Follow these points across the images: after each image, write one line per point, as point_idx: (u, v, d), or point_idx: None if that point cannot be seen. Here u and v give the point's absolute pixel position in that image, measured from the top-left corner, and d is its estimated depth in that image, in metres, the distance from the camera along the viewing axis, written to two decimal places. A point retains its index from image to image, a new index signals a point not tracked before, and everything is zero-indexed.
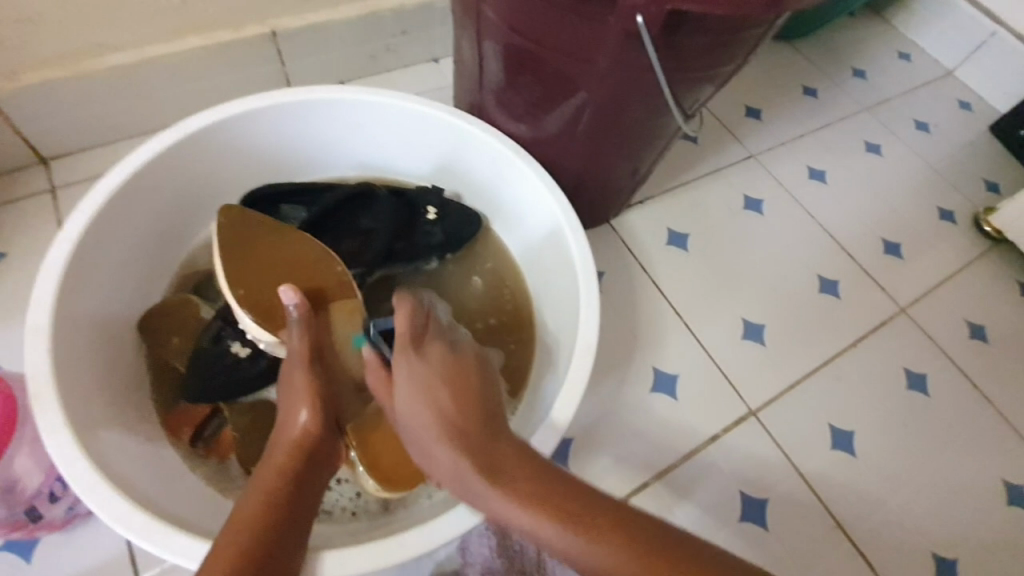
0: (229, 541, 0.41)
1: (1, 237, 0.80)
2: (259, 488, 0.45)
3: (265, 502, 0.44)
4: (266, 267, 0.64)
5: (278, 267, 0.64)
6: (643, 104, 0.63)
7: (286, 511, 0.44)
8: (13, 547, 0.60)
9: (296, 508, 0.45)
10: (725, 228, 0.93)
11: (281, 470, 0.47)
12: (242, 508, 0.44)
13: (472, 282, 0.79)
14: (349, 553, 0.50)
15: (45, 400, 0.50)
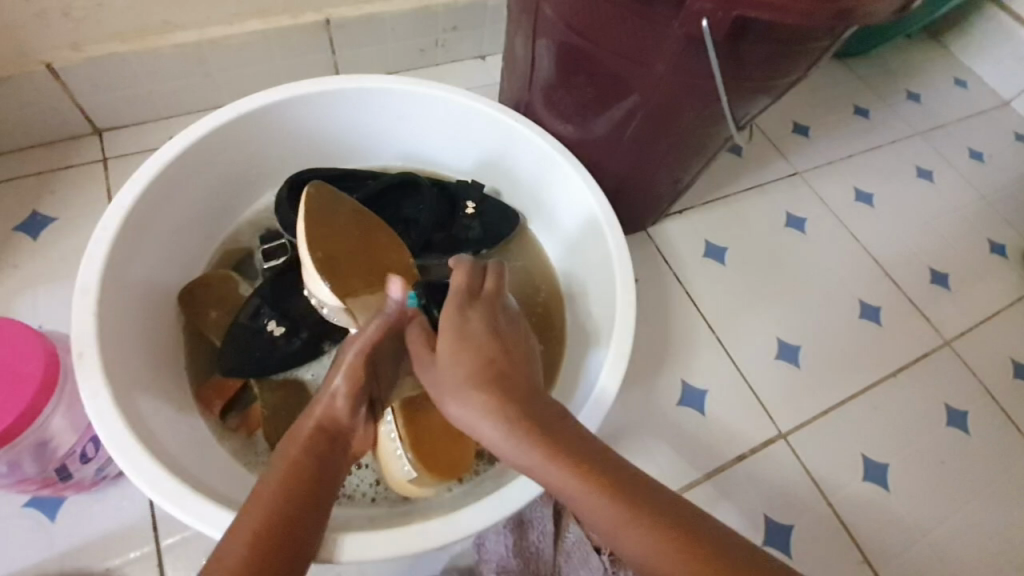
0: (229, 556, 0.37)
1: (54, 201, 0.82)
2: (270, 490, 0.41)
3: (273, 509, 0.40)
4: (348, 244, 0.63)
5: (361, 248, 0.64)
6: (696, 112, 0.62)
7: (293, 520, 0.40)
8: (41, 503, 0.61)
9: (305, 515, 0.41)
10: (765, 245, 0.91)
11: (296, 468, 0.43)
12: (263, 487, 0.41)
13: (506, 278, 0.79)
14: (370, 537, 0.50)
15: (89, 360, 0.51)
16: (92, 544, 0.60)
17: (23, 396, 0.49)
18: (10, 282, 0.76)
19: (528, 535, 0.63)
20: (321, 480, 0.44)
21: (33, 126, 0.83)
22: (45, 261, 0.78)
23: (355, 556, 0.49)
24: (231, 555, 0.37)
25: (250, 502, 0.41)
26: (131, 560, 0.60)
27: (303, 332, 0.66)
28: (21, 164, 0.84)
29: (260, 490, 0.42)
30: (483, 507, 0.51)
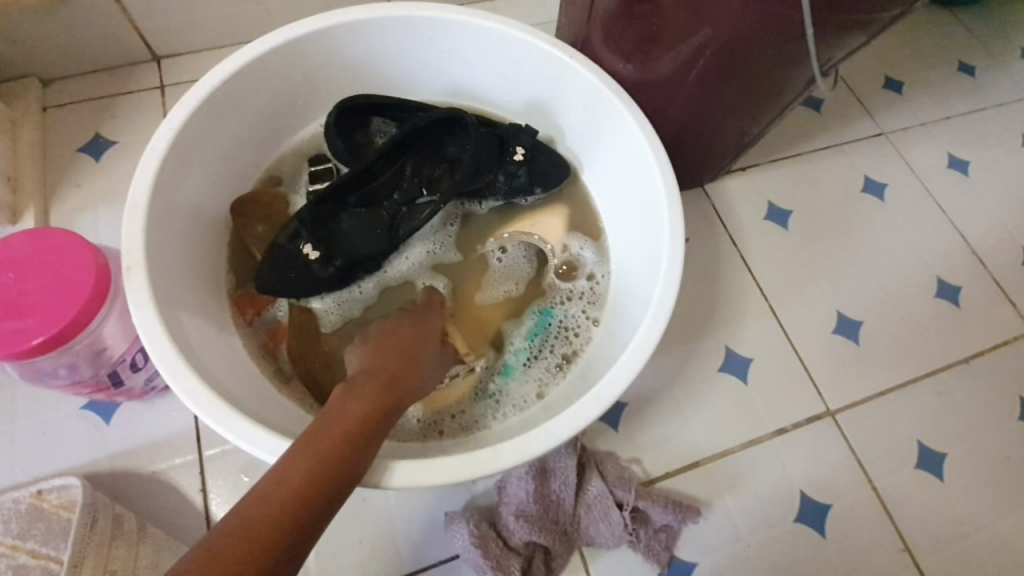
0: (286, 476, 0.40)
1: (116, 125, 0.85)
2: (334, 426, 0.44)
3: (335, 442, 0.43)
4: None
5: None
6: (774, 49, 0.56)
7: (351, 456, 0.43)
8: (98, 407, 0.66)
9: (360, 458, 0.43)
10: (834, 210, 0.84)
11: (361, 412, 0.45)
12: (320, 428, 0.44)
13: (547, 228, 0.76)
14: (383, 465, 0.50)
15: (137, 273, 0.53)
16: (142, 447, 0.65)
17: (76, 302, 0.52)
18: (76, 199, 0.80)
19: (550, 483, 0.62)
20: (380, 429, 0.46)
21: (97, 50, 0.85)
22: (106, 182, 0.81)
23: None
24: (292, 475, 0.40)
25: (315, 431, 0.43)
26: (175, 466, 0.64)
27: (337, 258, 0.67)
28: (86, 87, 0.87)
29: (324, 421, 0.44)
30: (501, 450, 0.50)
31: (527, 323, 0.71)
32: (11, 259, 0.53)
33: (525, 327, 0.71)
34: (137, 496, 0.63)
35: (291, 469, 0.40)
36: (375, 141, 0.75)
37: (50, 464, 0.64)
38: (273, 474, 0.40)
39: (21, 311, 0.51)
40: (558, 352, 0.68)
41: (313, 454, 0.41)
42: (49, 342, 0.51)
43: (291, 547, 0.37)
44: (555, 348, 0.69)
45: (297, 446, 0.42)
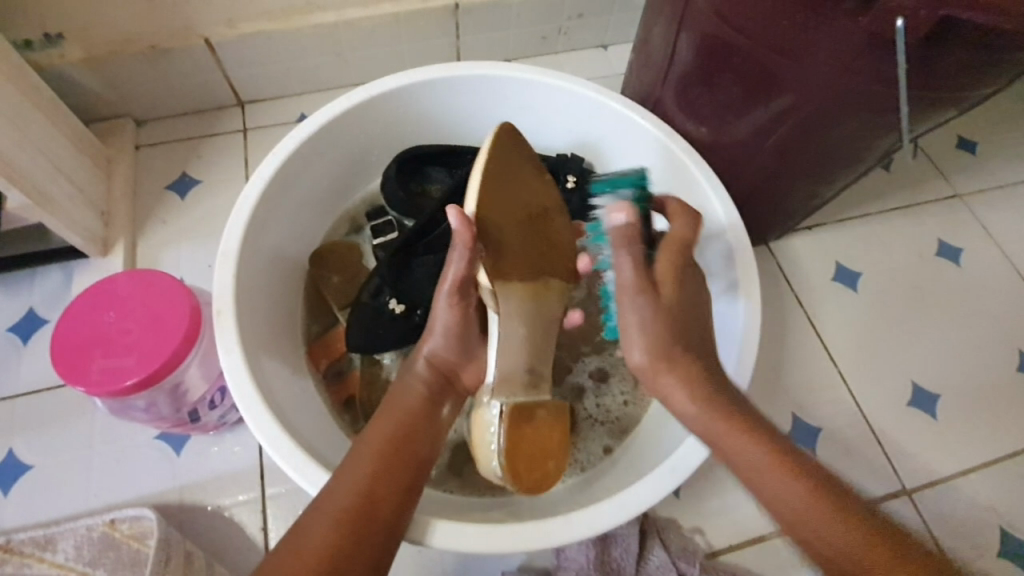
0: (323, 520, 0.46)
1: (201, 165, 0.90)
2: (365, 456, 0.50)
3: (370, 471, 0.49)
4: (537, 452, 0.57)
5: (545, 451, 0.57)
6: (856, 122, 0.56)
7: (387, 481, 0.49)
8: (170, 439, 0.68)
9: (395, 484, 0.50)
10: (907, 275, 0.81)
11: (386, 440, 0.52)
12: (358, 458, 0.50)
13: (524, 147, 0.60)
14: (468, 530, 0.50)
15: (227, 319, 0.56)
16: (208, 482, 0.67)
17: (170, 344, 0.54)
18: (163, 233, 0.85)
19: (611, 551, 0.60)
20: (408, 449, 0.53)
21: (189, 95, 0.92)
22: (191, 218, 0.86)
23: (440, 538, 0.50)
24: (333, 506, 0.47)
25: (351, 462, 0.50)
26: (239, 502, 0.66)
27: (421, 309, 0.69)
28: (175, 129, 0.93)
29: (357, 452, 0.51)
30: (578, 519, 0.50)
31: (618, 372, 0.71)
32: (113, 300, 0.56)
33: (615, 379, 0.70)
34: (200, 532, 0.65)
35: (329, 503, 0.47)
36: (431, 189, 0.77)
37: (122, 493, 0.67)
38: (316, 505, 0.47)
39: (120, 351, 0.54)
40: (628, 391, 0.69)
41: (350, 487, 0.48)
42: (141, 383, 0.53)
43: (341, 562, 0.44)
44: (626, 387, 0.70)
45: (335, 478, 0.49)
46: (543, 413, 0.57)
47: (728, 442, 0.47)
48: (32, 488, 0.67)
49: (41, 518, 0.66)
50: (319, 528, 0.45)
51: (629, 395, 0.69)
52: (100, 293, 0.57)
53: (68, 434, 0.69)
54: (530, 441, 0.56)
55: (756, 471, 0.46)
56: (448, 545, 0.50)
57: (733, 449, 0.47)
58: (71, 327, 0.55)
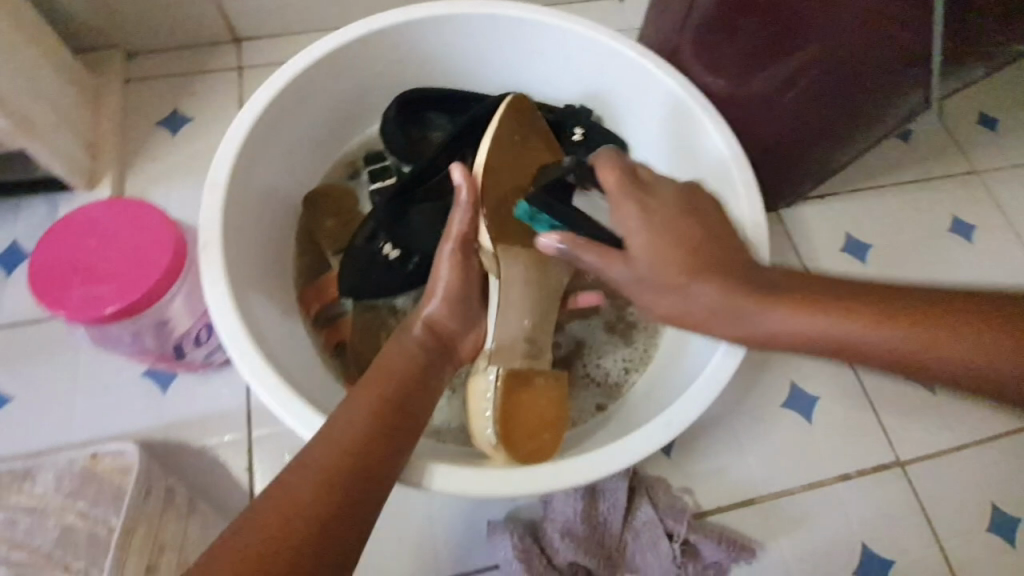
0: (304, 484, 0.42)
1: (194, 101, 0.87)
2: (353, 416, 0.46)
3: (359, 431, 0.45)
4: (529, 421, 0.55)
5: (537, 423, 0.55)
6: (886, 74, 0.53)
7: (378, 443, 0.45)
8: (155, 376, 0.67)
9: (388, 446, 0.46)
10: (917, 249, 0.79)
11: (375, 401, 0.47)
12: (344, 419, 0.46)
13: (531, 118, 0.61)
14: (462, 472, 0.49)
15: (213, 250, 0.54)
16: (193, 421, 0.65)
17: (153, 273, 0.52)
18: (152, 170, 0.82)
19: (598, 504, 0.60)
20: (401, 411, 0.48)
21: (183, 28, 0.87)
22: (182, 156, 0.83)
23: (441, 485, 0.49)
24: (314, 469, 0.43)
25: (338, 421, 0.46)
26: (223, 442, 0.65)
27: (417, 257, 0.67)
28: (167, 62, 0.89)
29: (345, 408, 0.47)
30: (572, 468, 0.49)
31: (625, 338, 0.69)
32: (95, 225, 0.54)
33: (620, 344, 0.68)
34: (184, 470, 0.64)
35: (311, 465, 0.43)
36: (432, 136, 0.73)
37: (105, 428, 0.66)
38: (293, 468, 0.43)
39: (102, 277, 0.52)
40: (632, 359, 0.68)
41: (335, 448, 0.44)
42: (121, 311, 0.51)
43: (323, 528, 0.40)
44: (630, 355, 0.68)
45: (318, 438, 0.45)
46: (541, 380, 0.57)
47: (695, 294, 0.53)
48: (14, 419, 0.66)
49: (22, 450, 0.65)
50: (301, 485, 0.42)
51: (630, 362, 0.68)
52: (81, 218, 0.55)
53: (50, 367, 0.68)
54: (525, 410, 0.55)
55: (784, 322, 0.52)
56: (446, 488, 0.49)
57: (721, 309, 0.53)
58: (48, 251, 0.53)
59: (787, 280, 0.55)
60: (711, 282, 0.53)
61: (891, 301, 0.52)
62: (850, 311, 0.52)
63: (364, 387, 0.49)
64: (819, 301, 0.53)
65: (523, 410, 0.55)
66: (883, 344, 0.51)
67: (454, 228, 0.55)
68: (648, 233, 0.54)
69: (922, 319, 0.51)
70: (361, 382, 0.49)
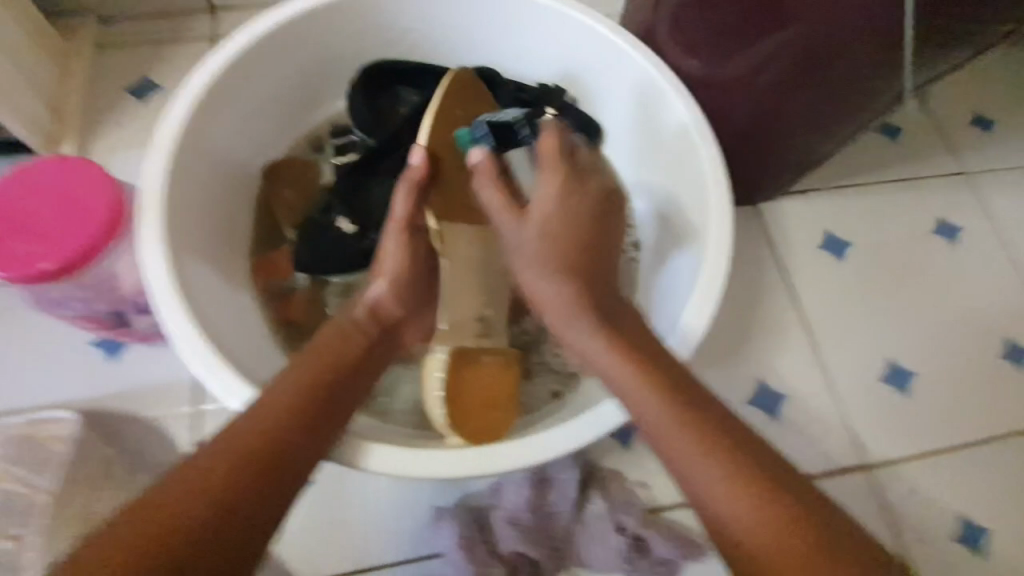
0: (237, 449, 0.40)
1: (164, 68, 0.85)
2: (293, 383, 0.45)
3: (300, 397, 0.44)
4: (478, 399, 0.54)
5: (486, 400, 0.54)
6: (861, 58, 0.51)
7: (319, 409, 0.44)
8: (102, 344, 0.65)
9: (330, 414, 0.45)
10: (898, 249, 0.77)
11: (317, 369, 0.47)
12: (283, 385, 0.44)
13: (477, 91, 0.59)
14: (397, 452, 0.47)
15: (154, 214, 0.52)
16: (140, 391, 0.64)
17: (88, 233, 0.50)
18: (117, 136, 0.80)
19: (548, 494, 0.58)
20: (345, 380, 0.48)
21: None
22: (149, 123, 0.81)
23: (374, 465, 0.47)
24: (249, 433, 0.41)
25: (278, 387, 0.44)
26: (170, 415, 0.63)
27: (373, 232, 0.64)
28: (140, 28, 0.87)
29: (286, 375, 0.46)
30: (515, 448, 0.48)
31: None
32: (31, 182, 0.52)
33: None
34: (127, 441, 0.62)
35: (246, 429, 0.41)
36: (401, 111, 0.70)
37: (49, 395, 0.64)
38: (228, 431, 0.41)
39: (35, 236, 0.50)
40: None
41: (273, 413, 0.43)
42: (59, 270, 0.50)
43: (256, 493, 0.39)
44: None
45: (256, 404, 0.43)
46: (491, 357, 0.55)
47: (612, 363, 0.47)
48: None
49: None
50: (215, 460, 0.39)
51: None
52: (16, 175, 0.53)
53: None
54: (475, 388, 0.54)
55: (666, 435, 0.43)
56: (379, 468, 0.47)
57: (626, 393, 0.46)
58: None
59: (713, 412, 0.44)
60: (626, 354, 0.47)
61: (760, 454, 0.41)
62: (732, 476, 0.40)
63: (308, 355, 0.48)
64: (741, 454, 0.41)
65: (474, 388, 0.54)
66: (753, 535, 0.38)
67: (397, 214, 0.53)
68: (546, 241, 0.51)
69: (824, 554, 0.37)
70: (306, 351, 0.48)
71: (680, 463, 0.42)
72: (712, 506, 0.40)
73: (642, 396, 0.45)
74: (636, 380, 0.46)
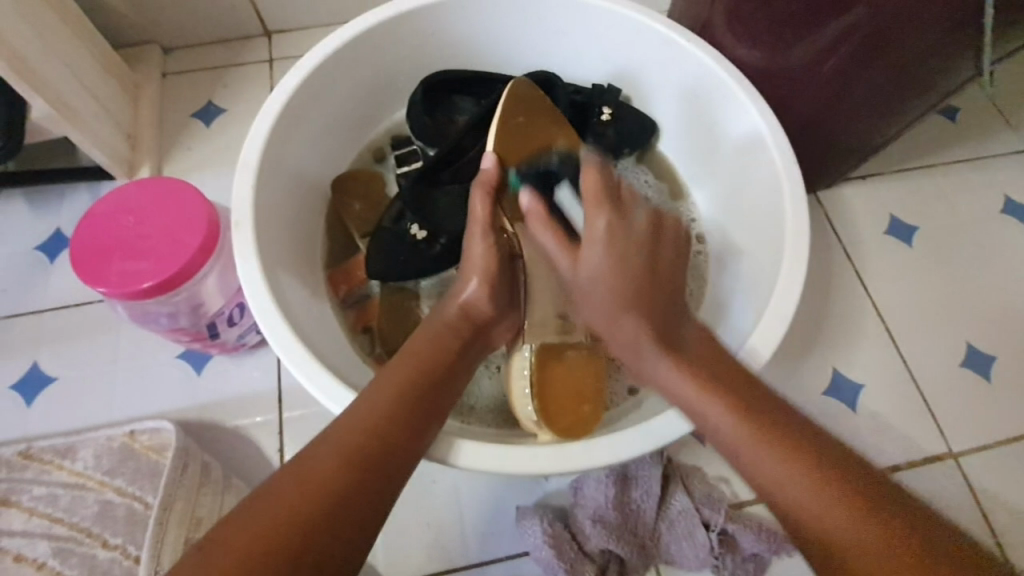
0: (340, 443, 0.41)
1: (226, 93, 0.89)
2: (389, 383, 0.46)
3: (396, 396, 0.45)
4: (566, 394, 0.55)
5: (573, 395, 0.56)
6: (936, 35, 0.50)
7: (413, 409, 0.45)
8: (190, 358, 0.68)
9: (424, 415, 0.45)
10: (968, 231, 0.75)
11: (411, 371, 0.48)
12: (380, 386, 0.46)
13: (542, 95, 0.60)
14: (492, 451, 0.48)
15: (244, 228, 0.55)
16: (226, 401, 0.66)
17: (186, 250, 0.53)
18: (187, 160, 0.84)
19: (631, 491, 0.58)
20: (436, 382, 0.48)
21: (216, 22, 0.89)
22: (216, 146, 0.85)
23: (471, 463, 0.48)
24: (350, 430, 0.42)
25: (376, 386, 0.46)
26: (255, 423, 0.65)
27: (443, 237, 0.66)
28: (201, 57, 0.91)
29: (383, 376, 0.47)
30: (614, 444, 0.48)
31: None
32: (132, 205, 0.55)
33: None
34: (218, 449, 0.65)
35: (347, 425, 0.43)
36: (459, 119, 0.72)
37: (143, 408, 0.67)
38: (330, 428, 0.43)
39: (138, 254, 0.53)
40: None
41: (371, 411, 0.44)
42: (157, 287, 0.52)
43: (358, 488, 0.40)
44: None
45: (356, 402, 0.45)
46: (574, 353, 0.56)
47: (673, 379, 0.45)
48: (57, 400, 0.68)
49: (65, 428, 0.67)
50: (320, 454, 0.41)
51: None
52: (118, 199, 0.56)
53: (91, 348, 0.70)
54: (562, 383, 0.55)
55: (741, 440, 0.41)
56: (476, 466, 0.48)
57: (693, 408, 0.45)
58: (89, 229, 0.54)
59: (775, 413, 0.42)
60: (691, 370, 0.45)
61: (828, 456, 0.39)
62: (814, 480, 0.38)
63: (402, 357, 0.49)
64: (807, 450, 0.40)
65: (560, 383, 0.55)
66: (855, 539, 0.36)
67: (477, 212, 0.54)
68: (613, 268, 0.48)
69: (920, 552, 0.35)
70: (399, 353, 0.50)
71: (763, 478, 0.40)
72: (795, 515, 0.38)
73: (708, 403, 0.43)
74: (699, 393, 0.44)
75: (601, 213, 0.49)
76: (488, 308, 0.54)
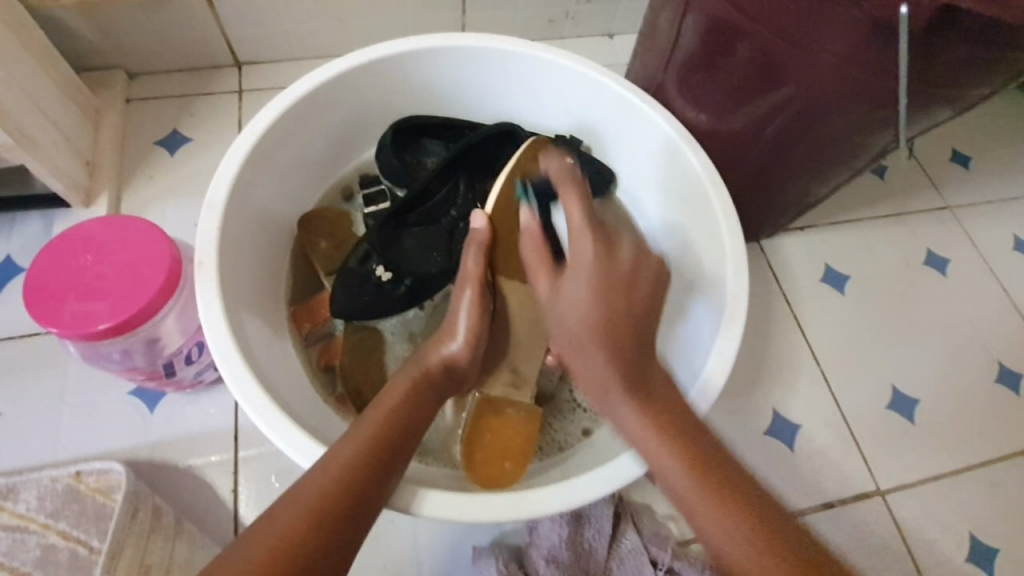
0: (304, 502, 0.42)
1: (192, 122, 0.88)
2: (360, 438, 0.46)
3: (364, 453, 0.45)
4: (494, 449, 0.58)
5: (501, 452, 0.58)
6: (857, 115, 0.56)
7: (382, 465, 0.46)
8: (143, 395, 0.67)
9: (390, 470, 0.46)
10: (894, 281, 0.82)
11: (381, 425, 0.48)
12: (350, 442, 0.46)
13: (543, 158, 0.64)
14: (453, 498, 0.49)
15: (207, 270, 0.55)
16: (180, 440, 0.65)
17: (145, 292, 0.53)
18: (149, 190, 0.83)
19: (584, 531, 0.60)
20: (408, 436, 0.48)
21: (184, 51, 0.89)
22: (180, 176, 0.85)
23: (429, 511, 0.49)
24: (315, 488, 0.43)
25: (347, 442, 0.46)
26: (210, 462, 0.65)
27: (407, 279, 0.68)
28: (168, 85, 0.91)
29: (355, 431, 0.47)
30: (564, 491, 0.50)
31: None
32: (90, 244, 0.55)
33: None
34: (170, 489, 0.64)
35: (314, 482, 0.43)
36: (426, 161, 0.75)
37: (90, 445, 0.65)
38: (298, 483, 0.43)
39: (94, 295, 0.53)
40: None
41: (338, 467, 0.44)
42: (114, 329, 0.52)
43: (320, 548, 0.41)
44: None
45: (325, 459, 0.45)
46: (513, 412, 0.59)
47: (594, 364, 0.48)
48: None
49: (4, 467, 0.64)
50: (284, 518, 0.41)
51: None
52: (76, 236, 0.56)
53: (38, 383, 0.68)
54: (491, 440, 0.58)
55: (698, 510, 0.42)
56: (435, 514, 0.49)
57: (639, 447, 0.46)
58: (44, 267, 0.54)
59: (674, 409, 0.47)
60: (634, 395, 0.47)
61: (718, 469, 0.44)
62: (753, 540, 0.40)
63: (374, 411, 0.49)
64: (708, 467, 0.44)
65: (490, 438, 0.58)
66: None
67: (468, 270, 0.57)
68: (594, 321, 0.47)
69: None
70: (370, 407, 0.50)
71: (707, 534, 0.42)
72: (684, 502, 0.43)
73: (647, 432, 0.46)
74: (654, 436, 0.45)
75: (587, 245, 0.49)
76: (468, 367, 0.55)
